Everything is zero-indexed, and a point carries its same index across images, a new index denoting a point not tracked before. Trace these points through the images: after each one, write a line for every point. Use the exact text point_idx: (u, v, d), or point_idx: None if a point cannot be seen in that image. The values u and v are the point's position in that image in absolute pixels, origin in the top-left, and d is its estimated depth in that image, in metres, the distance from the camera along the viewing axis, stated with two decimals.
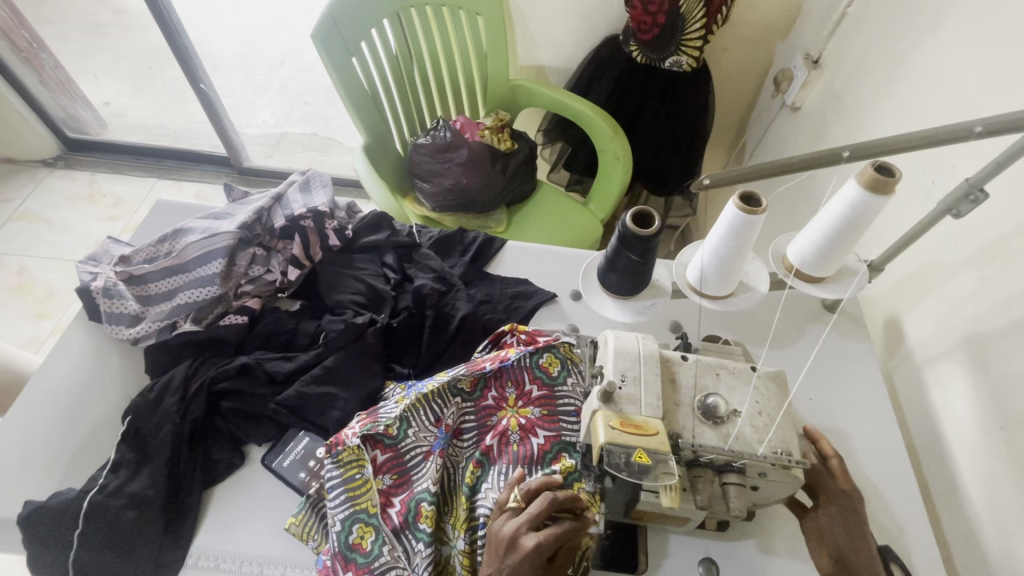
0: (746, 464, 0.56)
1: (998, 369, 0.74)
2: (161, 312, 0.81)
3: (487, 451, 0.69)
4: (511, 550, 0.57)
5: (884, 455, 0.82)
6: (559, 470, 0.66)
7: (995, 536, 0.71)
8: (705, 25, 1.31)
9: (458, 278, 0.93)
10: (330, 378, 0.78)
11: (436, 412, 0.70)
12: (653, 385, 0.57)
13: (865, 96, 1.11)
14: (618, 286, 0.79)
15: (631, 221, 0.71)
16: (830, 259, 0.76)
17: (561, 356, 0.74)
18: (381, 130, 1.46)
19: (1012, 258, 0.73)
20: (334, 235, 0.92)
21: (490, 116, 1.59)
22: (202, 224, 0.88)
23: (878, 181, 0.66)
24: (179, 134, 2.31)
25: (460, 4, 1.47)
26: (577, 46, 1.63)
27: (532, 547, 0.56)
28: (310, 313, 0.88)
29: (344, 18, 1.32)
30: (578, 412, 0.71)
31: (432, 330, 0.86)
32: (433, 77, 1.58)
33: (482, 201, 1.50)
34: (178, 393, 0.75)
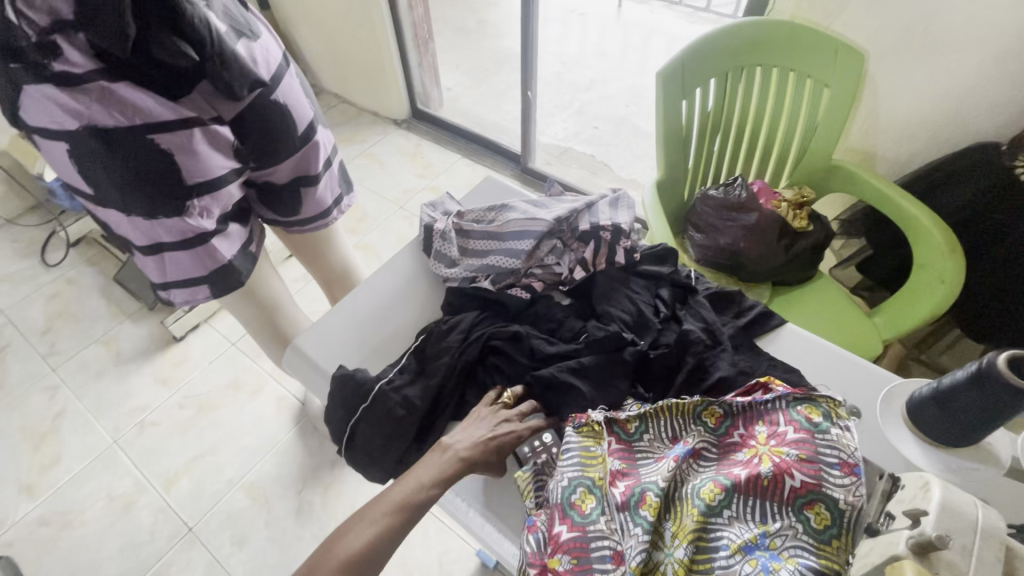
0: None
1: None
2: (471, 265, 0.97)
3: (738, 483, 0.61)
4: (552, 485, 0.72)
5: None
6: (813, 519, 0.59)
7: None
8: None
9: (727, 338, 0.89)
10: (582, 374, 0.82)
11: (675, 428, 0.71)
12: (986, 567, 0.46)
13: None
14: (935, 428, 0.68)
15: (1004, 363, 0.60)
16: None
17: (823, 409, 0.66)
18: (678, 169, 1.49)
19: None
20: (623, 253, 0.97)
21: (792, 189, 1.50)
22: (523, 207, 1.03)
23: None
24: (489, 125, 2.73)
25: (811, 73, 1.40)
26: (929, 143, 1.41)
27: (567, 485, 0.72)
28: (578, 313, 0.94)
29: (693, 64, 1.38)
30: (844, 467, 0.60)
31: (688, 375, 0.84)
32: (747, 136, 1.55)
33: (751, 270, 1.42)
34: (462, 333, 0.88)
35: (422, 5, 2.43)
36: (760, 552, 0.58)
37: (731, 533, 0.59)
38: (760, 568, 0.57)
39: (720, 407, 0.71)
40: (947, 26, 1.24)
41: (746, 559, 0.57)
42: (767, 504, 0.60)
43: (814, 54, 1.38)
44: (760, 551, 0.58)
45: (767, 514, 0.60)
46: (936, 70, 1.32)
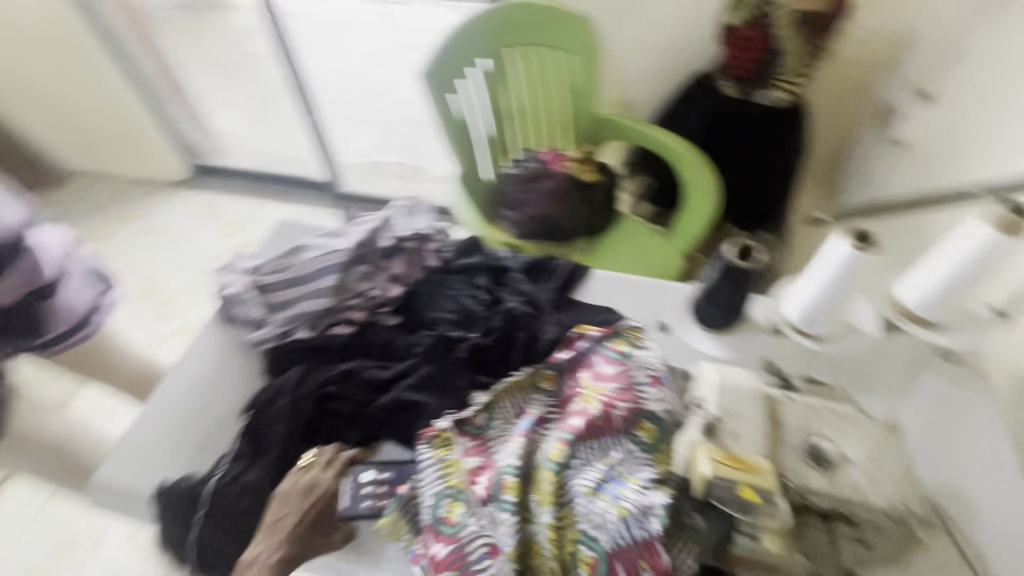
0: (858, 515, 0.53)
1: None
2: (281, 319, 0.90)
3: (578, 433, 0.66)
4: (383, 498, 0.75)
5: None
6: (643, 436, 0.66)
7: None
8: (804, 61, 1.33)
9: (548, 302, 0.95)
10: (424, 387, 0.82)
11: (519, 406, 0.75)
12: (755, 422, 0.56)
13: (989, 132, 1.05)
14: (713, 321, 0.82)
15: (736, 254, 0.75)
16: (950, 303, 0.73)
17: (627, 338, 0.75)
18: (473, 159, 1.55)
19: None
20: (432, 256, 1.00)
21: (576, 149, 1.65)
22: (318, 242, 0.98)
23: (1004, 224, 0.65)
24: (285, 160, 2.53)
25: (554, 45, 1.55)
26: (664, 81, 1.64)
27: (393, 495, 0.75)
28: (407, 328, 0.93)
29: (448, 59, 1.44)
30: (654, 382, 0.69)
31: (523, 349, 0.88)
32: (524, 111, 1.65)
33: (566, 228, 1.52)
34: (291, 395, 0.82)
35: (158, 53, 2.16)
36: (609, 486, 0.63)
37: (584, 478, 0.64)
38: (613, 500, 0.61)
39: (551, 369, 0.77)
40: None
41: (600, 497, 0.62)
42: (605, 440, 0.67)
43: (550, 28, 1.52)
44: (609, 485, 0.63)
45: (608, 449, 0.66)
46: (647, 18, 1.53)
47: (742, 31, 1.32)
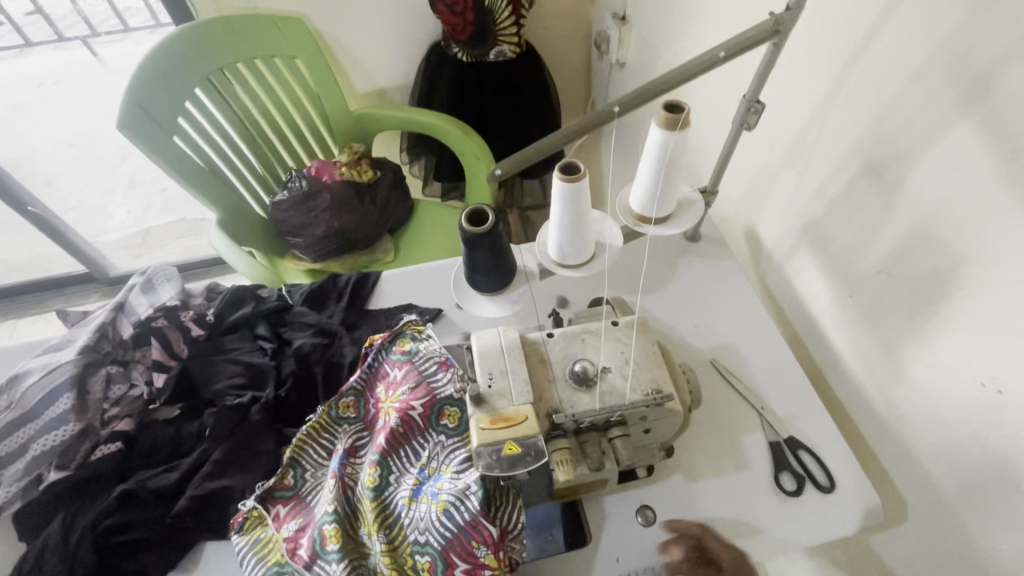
0: (623, 415, 0.58)
1: (832, 246, 0.87)
2: (17, 471, 0.72)
3: (384, 450, 0.65)
4: None
5: (771, 352, 0.89)
6: (449, 423, 0.66)
7: (874, 383, 0.85)
8: (512, 13, 1.37)
9: (339, 324, 0.91)
10: (224, 470, 0.73)
11: (327, 446, 0.71)
12: (519, 373, 0.58)
13: (668, 37, 1.21)
14: (488, 286, 0.81)
15: (468, 222, 0.73)
16: (663, 198, 0.83)
17: (410, 334, 0.74)
18: (231, 198, 1.38)
19: (812, 151, 0.86)
20: (194, 324, 0.88)
21: (343, 152, 1.56)
22: (39, 362, 0.81)
23: (671, 120, 0.73)
24: (27, 265, 2.16)
25: (271, 52, 1.42)
26: (406, 60, 1.63)
27: None
28: (191, 413, 0.82)
29: (149, 99, 1.22)
30: (443, 367, 0.69)
31: (325, 383, 0.84)
32: (271, 130, 1.51)
33: (363, 237, 1.48)
34: (59, 551, 0.68)
35: None
36: (427, 486, 0.63)
37: (402, 489, 0.63)
38: (433, 499, 0.61)
39: (349, 395, 0.73)
40: None
41: (421, 501, 0.62)
42: (413, 444, 0.66)
43: (261, 35, 1.38)
44: (427, 485, 0.63)
45: (417, 451, 0.66)
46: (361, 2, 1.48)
47: None
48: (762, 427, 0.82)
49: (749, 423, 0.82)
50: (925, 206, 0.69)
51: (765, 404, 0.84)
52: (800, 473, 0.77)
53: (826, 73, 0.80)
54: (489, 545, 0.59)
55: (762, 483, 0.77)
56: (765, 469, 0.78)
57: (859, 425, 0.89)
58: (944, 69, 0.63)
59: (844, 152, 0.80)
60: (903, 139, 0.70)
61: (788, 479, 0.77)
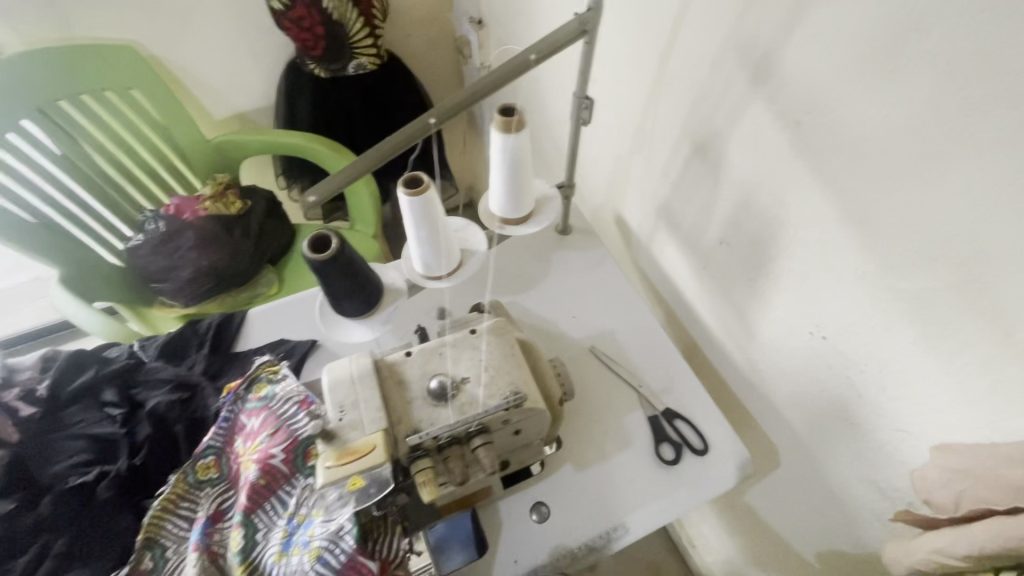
0: (484, 422, 0.57)
1: (682, 224, 0.93)
2: None
3: (247, 508, 0.60)
4: None
5: (643, 331, 0.94)
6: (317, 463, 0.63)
7: (734, 345, 0.92)
8: (365, 25, 1.34)
9: (201, 374, 0.84)
10: (69, 562, 0.65)
11: (188, 515, 0.65)
12: (371, 400, 0.57)
13: (520, 37, 1.23)
14: (354, 310, 0.79)
15: (313, 250, 0.69)
16: (519, 200, 0.84)
17: (265, 378, 0.70)
18: (72, 252, 1.26)
19: (651, 138, 0.92)
20: (25, 403, 0.78)
21: (207, 185, 1.45)
22: None
23: (508, 123, 0.74)
24: None
25: (101, 86, 1.28)
26: (264, 80, 1.54)
27: None
28: (29, 504, 0.73)
29: None
30: (302, 405, 0.65)
31: (189, 442, 0.76)
32: (116, 171, 1.37)
33: (239, 272, 1.37)
34: None
35: None
36: (298, 535, 0.59)
37: (272, 545, 0.59)
38: (305, 549, 0.57)
39: (207, 456, 0.67)
40: None
41: (292, 554, 0.58)
42: (280, 493, 0.62)
43: (85, 68, 1.25)
44: (298, 534, 0.59)
45: (285, 501, 0.62)
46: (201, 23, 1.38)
47: (291, 13, 1.25)
48: (641, 404, 0.85)
49: (629, 402, 0.86)
50: (744, 181, 0.75)
51: (642, 381, 0.87)
52: (677, 441, 0.81)
53: (649, 65, 0.85)
54: None
55: (646, 458, 0.80)
56: (646, 444, 0.81)
57: (729, 385, 0.97)
58: (735, 54, 0.68)
59: (675, 136, 0.86)
60: (716, 120, 0.75)
61: (668, 449, 0.81)
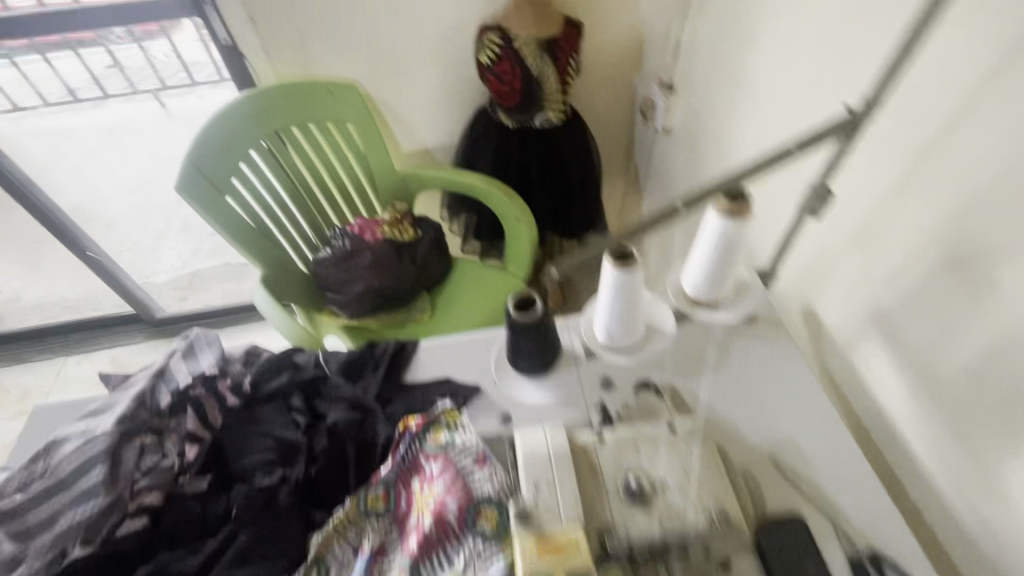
0: (684, 542, 0.52)
1: (906, 339, 0.81)
2: (47, 543, 0.71)
3: (416, 556, 0.61)
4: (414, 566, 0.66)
5: (836, 453, 0.82)
6: (488, 529, 0.62)
7: (960, 499, 0.76)
8: (560, 83, 1.39)
9: (375, 399, 0.88)
10: (248, 558, 0.70)
11: (354, 542, 0.67)
12: (568, 485, 0.54)
13: (718, 106, 1.20)
14: (531, 368, 0.80)
15: (516, 308, 0.70)
16: (719, 280, 0.79)
17: (443, 424, 0.71)
18: (276, 255, 1.41)
19: (881, 237, 0.81)
20: (231, 393, 0.87)
21: (387, 210, 1.59)
22: (77, 428, 0.80)
23: (733, 209, 0.69)
24: (82, 303, 2.27)
25: (325, 117, 1.48)
26: (452, 123, 1.67)
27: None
28: (220, 487, 0.81)
29: (208, 162, 1.28)
30: (479, 458, 0.67)
31: (358, 465, 0.80)
32: (319, 190, 1.55)
33: (400, 296, 1.48)
34: None
35: None
36: None
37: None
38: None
39: (379, 488, 0.69)
40: (394, 40, 1.47)
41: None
42: (447, 549, 0.62)
43: (314, 101, 1.44)
44: None
45: (451, 558, 0.61)
46: (414, 71, 1.54)
47: (496, 67, 1.35)
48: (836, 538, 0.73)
49: (822, 534, 0.75)
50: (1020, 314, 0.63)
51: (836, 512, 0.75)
52: None
53: (896, 161, 0.76)
54: None
55: None
56: None
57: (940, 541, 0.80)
58: None
59: (920, 243, 0.75)
60: (993, 236, 0.64)
61: None
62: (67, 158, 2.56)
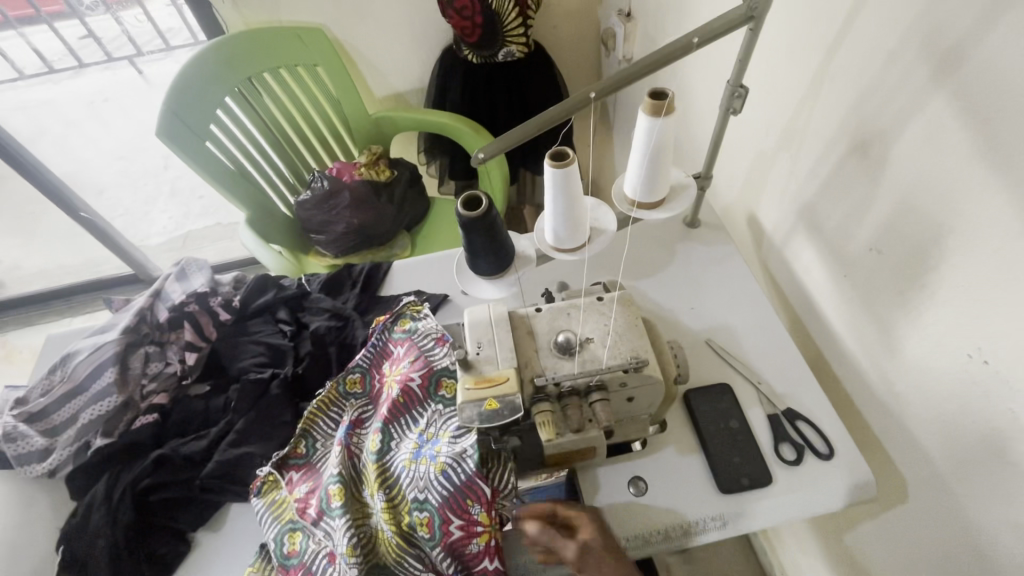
0: (603, 380, 0.62)
1: (827, 226, 0.88)
2: (71, 436, 0.82)
3: (386, 418, 0.71)
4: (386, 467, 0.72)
5: (766, 334, 0.91)
6: (447, 392, 0.73)
7: (871, 363, 0.85)
8: (519, 14, 1.41)
9: (353, 309, 0.97)
10: (247, 437, 0.81)
11: (336, 417, 0.78)
12: (505, 342, 0.63)
13: (669, 28, 1.24)
14: (488, 269, 0.85)
15: (463, 208, 0.78)
16: (657, 182, 0.85)
17: (409, 315, 0.82)
18: (260, 198, 1.47)
19: (804, 133, 0.88)
20: (223, 309, 0.96)
21: (363, 154, 1.64)
22: (88, 343, 0.90)
23: (660, 106, 0.77)
24: (80, 267, 2.35)
25: (295, 62, 1.51)
26: (421, 65, 1.70)
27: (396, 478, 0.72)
28: (219, 389, 0.91)
29: (186, 108, 1.31)
30: (439, 341, 0.77)
31: (340, 361, 0.91)
32: (296, 136, 1.61)
33: (380, 233, 1.56)
34: (104, 506, 0.76)
35: None
36: (425, 449, 0.68)
37: (402, 451, 0.69)
38: (429, 461, 0.66)
39: (356, 372, 0.80)
40: None
41: (419, 463, 0.67)
42: (412, 413, 0.72)
43: (282, 46, 1.47)
44: (425, 448, 0.68)
45: (416, 419, 0.72)
46: (381, 15, 1.56)
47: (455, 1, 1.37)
48: (760, 401, 0.83)
49: (748, 399, 0.84)
50: (910, 182, 0.70)
51: (761, 379, 0.85)
52: (800, 442, 0.79)
53: (812, 59, 0.82)
54: (482, 503, 0.63)
55: (759, 458, 0.78)
56: (764, 441, 0.80)
57: (857, 405, 0.90)
58: (918, 47, 0.64)
59: (834, 133, 0.81)
60: (887, 115, 0.71)
61: (788, 450, 0.79)
62: (50, 130, 2.58)
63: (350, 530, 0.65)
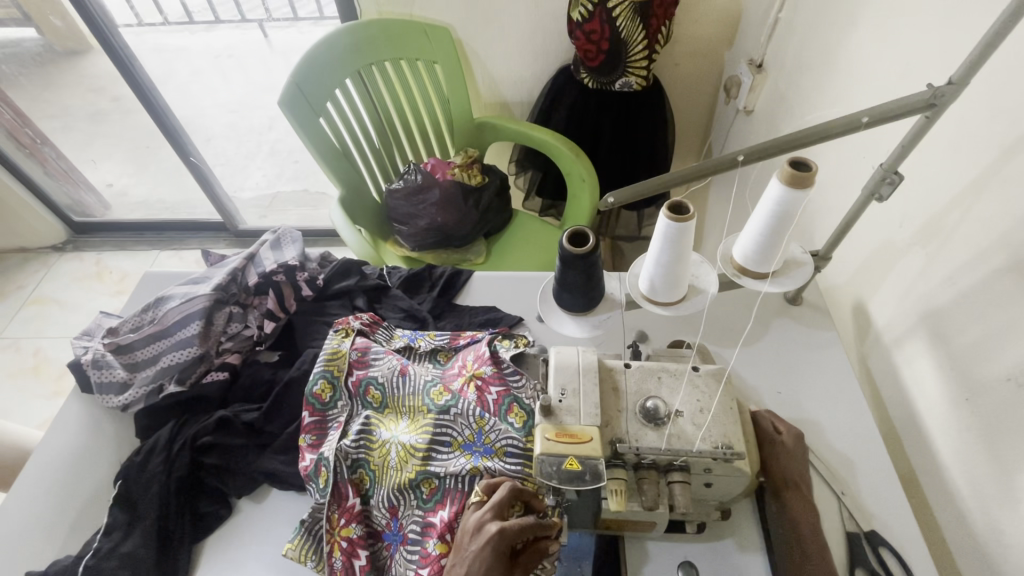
0: (688, 461, 0.58)
1: (953, 341, 0.79)
2: (148, 377, 0.86)
3: (464, 390, 0.74)
4: (474, 536, 0.59)
5: (858, 440, 0.83)
6: (515, 420, 0.71)
7: (976, 505, 0.74)
8: (647, 47, 1.38)
9: (428, 313, 0.98)
10: None
11: (408, 353, 0.85)
12: (592, 396, 0.60)
13: (804, 91, 1.17)
14: (571, 304, 0.83)
15: (568, 242, 0.75)
16: (772, 254, 0.79)
17: (512, 340, 0.83)
18: (356, 179, 1.51)
19: (950, 234, 0.79)
20: (306, 285, 0.98)
21: (459, 155, 1.65)
22: (181, 290, 0.94)
23: (798, 177, 0.70)
24: (177, 205, 2.51)
25: (416, 56, 1.55)
26: (534, 79, 1.71)
27: (483, 519, 0.59)
28: (287, 362, 0.93)
29: (309, 82, 1.37)
30: (522, 371, 0.76)
31: None
32: (401, 125, 1.64)
33: (460, 236, 1.56)
34: (164, 453, 0.79)
35: (7, 110, 2.08)
36: (476, 444, 0.71)
37: (454, 431, 0.72)
38: (472, 459, 0.69)
39: (445, 347, 0.85)
40: None
41: (463, 454, 0.70)
42: (482, 402, 0.73)
43: (410, 40, 1.52)
44: (477, 445, 0.71)
45: (483, 413, 0.72)
46: (507, 24, 1.57)
47: (586, 25, 1.35)
48: (841, 514, 0.76)
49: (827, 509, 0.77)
50: None
51: (845, 490, 0.78)
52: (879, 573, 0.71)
53: (984, 155, 0.73)
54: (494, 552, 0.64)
55: None
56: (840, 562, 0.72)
57: (947, 546, 0.79)
58: None
59: (991, 242, 0.73)
60: None
61: None
62: (177, 75, 2.70)
63: (360, 431, 0.73)
